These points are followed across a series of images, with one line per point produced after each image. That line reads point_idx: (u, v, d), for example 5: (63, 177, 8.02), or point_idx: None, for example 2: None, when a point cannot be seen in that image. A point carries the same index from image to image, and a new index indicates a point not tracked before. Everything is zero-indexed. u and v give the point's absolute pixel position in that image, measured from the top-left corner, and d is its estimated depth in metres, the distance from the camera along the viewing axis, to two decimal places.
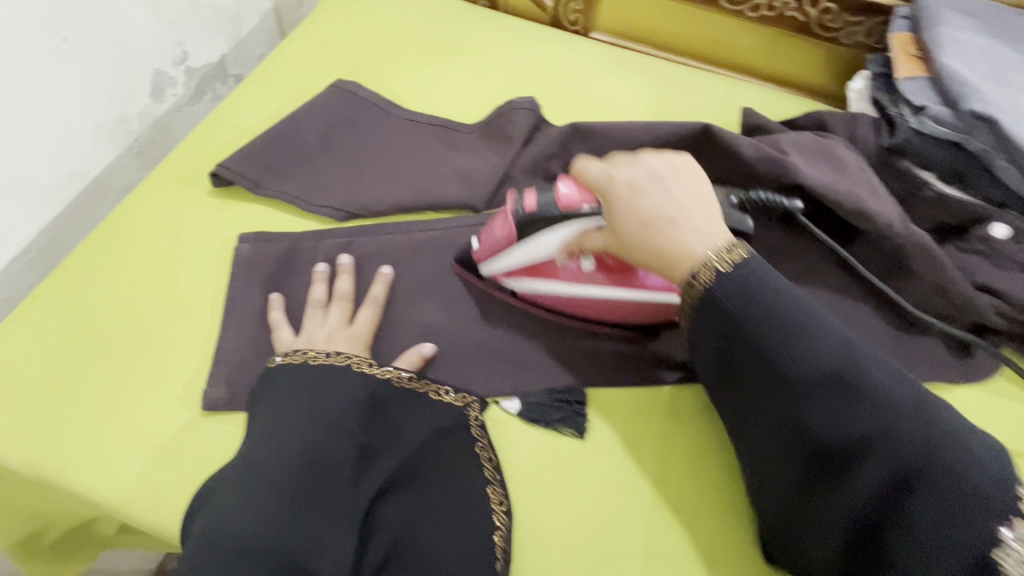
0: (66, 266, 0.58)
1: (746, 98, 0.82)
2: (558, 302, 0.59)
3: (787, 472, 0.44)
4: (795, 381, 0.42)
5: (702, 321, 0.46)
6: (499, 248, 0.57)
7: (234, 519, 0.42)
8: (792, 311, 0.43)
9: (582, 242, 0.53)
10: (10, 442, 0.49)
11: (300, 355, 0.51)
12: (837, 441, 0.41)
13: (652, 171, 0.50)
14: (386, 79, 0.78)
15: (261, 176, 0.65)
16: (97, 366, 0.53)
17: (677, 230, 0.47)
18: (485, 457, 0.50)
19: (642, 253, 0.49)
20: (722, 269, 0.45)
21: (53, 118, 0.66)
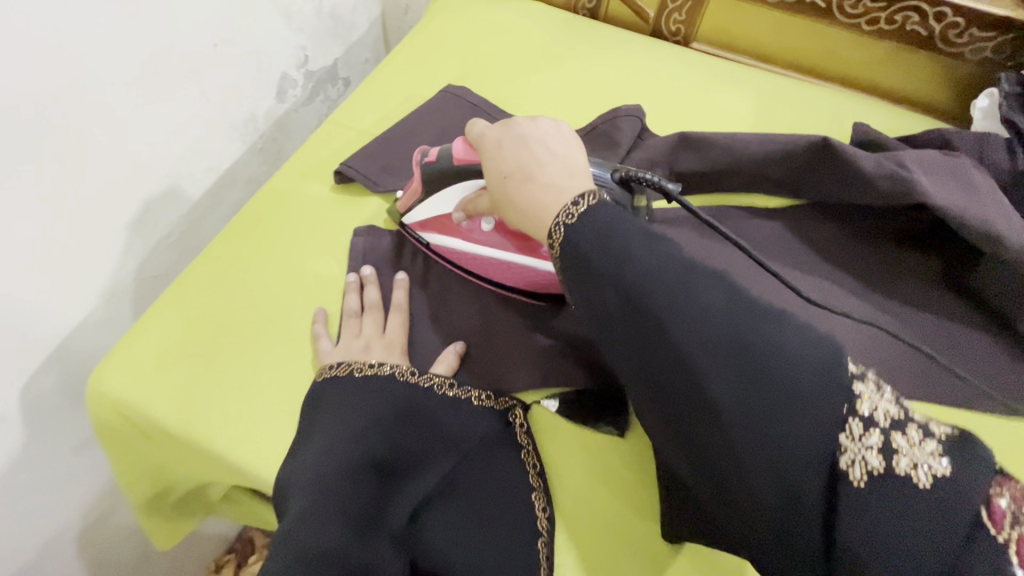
0: (211, 251, 0.65)
1: (855, 112, 0.80)
2: (460, 258, 0.62)
3: (666, 414, 0.38)
4: (634, 320, 0.37)
5: (568, 268, 0.40)
6: (416, 200, 0.63)
7: (315, 528, 0.42)
8: (621, 240, 0.38)
9: (471, 200, 0.56)
10: (169, 406, 0.56)
11: (349, 366, 0.53)
12: (694, 363, 0.35)
13: (521, 131, 0.49)
14: (493, 85, 0.81)
15: (380, 175, 0.69)
16: (238, 342, 0.59)
17: (532, 183, 0.45)
18: (529, 470, 0.51)
19: (510, 210, 0.47)
20: (569, 224, 0.41)
21: (201, 114, 0.73)
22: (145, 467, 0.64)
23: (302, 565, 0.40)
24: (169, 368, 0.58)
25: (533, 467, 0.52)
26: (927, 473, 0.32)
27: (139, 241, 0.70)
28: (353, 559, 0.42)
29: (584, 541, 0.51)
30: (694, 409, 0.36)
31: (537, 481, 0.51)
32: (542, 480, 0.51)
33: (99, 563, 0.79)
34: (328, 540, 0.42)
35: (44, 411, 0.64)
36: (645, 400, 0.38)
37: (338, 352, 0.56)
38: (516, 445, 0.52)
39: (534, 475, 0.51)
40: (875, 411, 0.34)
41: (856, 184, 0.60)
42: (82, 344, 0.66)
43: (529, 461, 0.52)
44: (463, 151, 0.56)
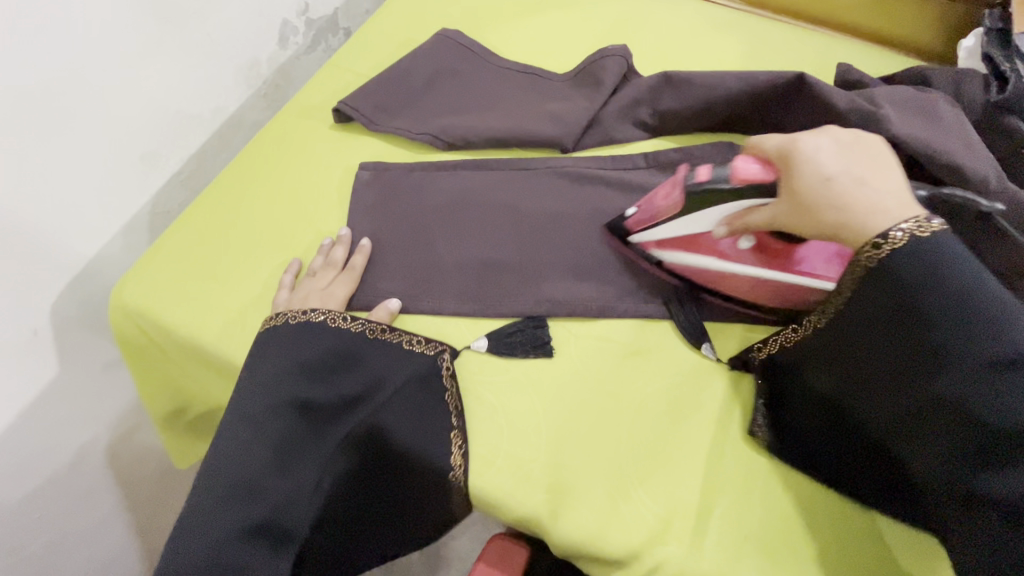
0: (219, 184, 0.69)
1: (843, 54, 0.81)
2: (699, 275, 0.58)
3: (933, 450, 0.41)
4: (948, 362, 0.39)
5: (872, 284, 0.41)
6: (658, 217, 0.57)
7: (232, 466, 0.51)
8: (968, 292, 0.38)
9: (747, 215, 0.50)
10: (181, 319, 0.62)
11: (288, 313, 0.57)
12: (979, 422, 0.38)
13: (840, 140, 0.46)
14: (486, 29, 0.83)
15: (375, 113, 0.72)
16: (243, 265, 0.64)
17: (878, 191, 0.42)
18: (450, 411, 0.54)
19: (820, 215, 0.43)
20: (915, 238, 0.40)
21: (207, 56, 0.77)
22: (162, 383, 0.70)
23: (224, 482, 0.50)
24: (181, 285, 0.63)
25: (454, 409, 0.54)
26: None
27: (153, 177, 0.75)
28: (261, 487, 0.50)
29: (534, 450, 0.53)
30: (963, 453, 0.39)
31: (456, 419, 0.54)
32: (461, 419, 0.54)
33: (125, 479, 0.87)
34: (242, 475, 0.50)
35: (70, 329, 0.70)
36: (896, 416, 0.43)
37: (290, 300, 0.60)
38: (439, 386, 0.55)
39: (455, 415, 0.54)
40: None
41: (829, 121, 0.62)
42: (102, 272, 0.72)
43: (450, 399, 0.55)
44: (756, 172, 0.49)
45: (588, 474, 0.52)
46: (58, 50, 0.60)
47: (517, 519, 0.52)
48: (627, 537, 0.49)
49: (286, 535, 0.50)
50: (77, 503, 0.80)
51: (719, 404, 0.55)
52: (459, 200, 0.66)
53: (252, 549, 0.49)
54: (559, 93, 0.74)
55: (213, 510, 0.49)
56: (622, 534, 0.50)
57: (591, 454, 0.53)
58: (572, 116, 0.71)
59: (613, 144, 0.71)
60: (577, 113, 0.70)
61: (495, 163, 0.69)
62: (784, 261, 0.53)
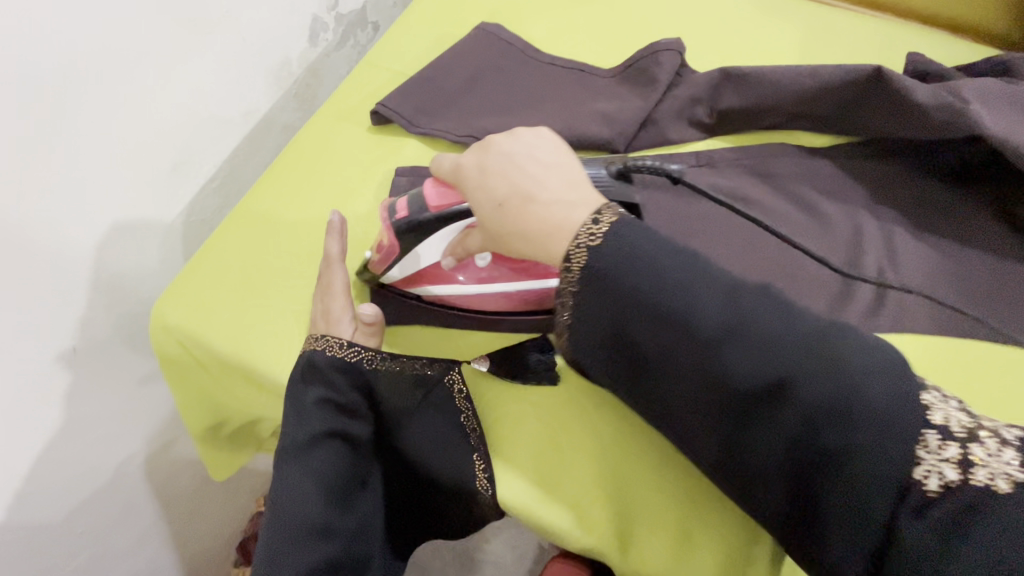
0: (254, 193, 0.67)
1: (911, 43, 0.76)
2: (466, 302, 0.59)
3: (770, 442, 0.37)
4: (697, 335, 0.37)
5: (595, 288, 0.40)
6: (387, 259, 0.57)
7: (298, 504, 0.47)
8: (658, 268, 0.39)
9: (465, 239, 0.53)
10: (221, 335, 0.60)
11: (323, 339, 0.51)
12: (741, 386, 0.37)
13: (506, 154, 0.46)
14: (526, 23, 0.79)
15: (415, 115, 0.69)
16: (283, 277, 0.62)
17: (534, 206, 0.43)
18: (468, 434, 0.52)
19: (517, 241, 0.44)
20: (591, 244, 0.40)
21: (235, 56, 0.74)
22: (201, 398, 0.68)
23: (291, 522, 0.46)
24: (218, 300, 0.61)
25: (473, 431, 0.52)
26: (1004, 479, 0.32)
27: (185, 184, 0.72)
28: (331, 525, 0.47)
29: (580, 477, 0.51)
30: (797, 433, 0.36)
31: (477, 443, 0.51)
32: (482, 442, 0.51)
33: (165, 491, 0.86)
34: (308, 513, 0.46)
35: (107, 343, 0.68)
36: (703, 417, 0.39)
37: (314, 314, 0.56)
38: (453, 407, 0.52)
39: (472, 437, 0.52)
40: (950, 422, 0.33)
41: (908, 118, 0.58)
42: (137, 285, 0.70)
43: (467, 424, 0.52)
44: (437, 195, 0.53)
45: (651, 503, 0.49)
46: (83, 54, 0.58)
47: (581, 549, 0.49)
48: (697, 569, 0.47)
49: (364, 559, 0.49)
50: (116, 516, 0.78)
51: None
52: None
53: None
54: (607, 90, 0.70)
55: (289, 552, 0.46)
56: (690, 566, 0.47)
57: (652, 480, 0.50)
58: (624, 116, 0.66)
59: (667, 144, 0.67)
60: (630, 112, 0.66)
61: None
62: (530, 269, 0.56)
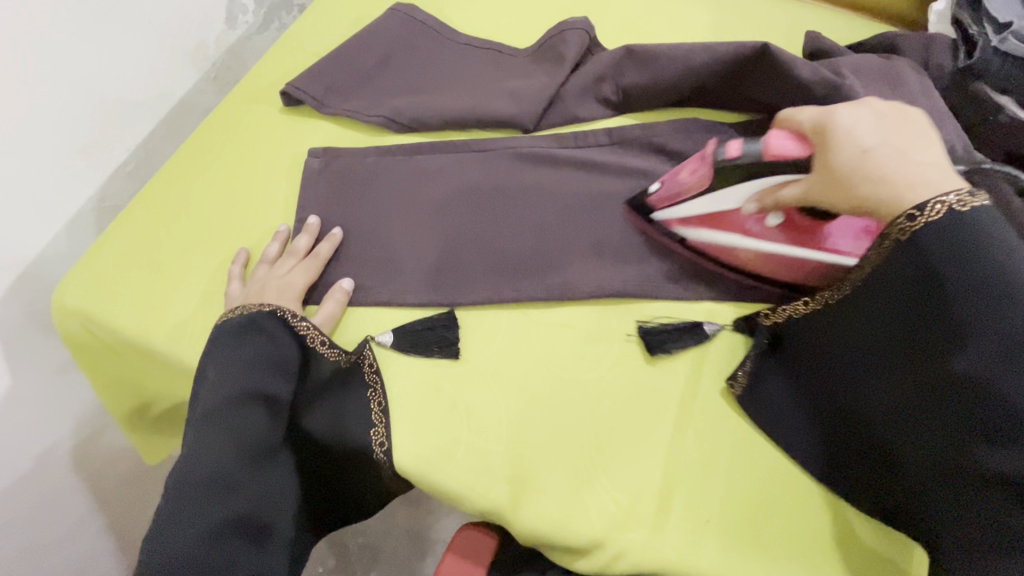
0: (165, 174, 0.66)
1: (813, 21, 0.79)
2: (714, 250, 0.56)
3: (931, 431, 0.41)
4: (983, 345, 0.37)
5: (903, 259, 0.40)
6: (686, 194, 0.53)
7: (202, 464, 0.47)
8: (1015, 274, 0.36)
9: (778, 190, 0.48)
10: (128, 317, 0.59)
11: (238, 309, 0.55)
12: (1019, 405, 0.36)
13: (876, 112, 0.43)
14: (443, 3, 0.79)
15: (326, 95, 0.69)
16: (192, 258, 0.62)
17: (901, 161, 0.41)
18: (372, 406, 0.53)
19: (860, 192, 0.41)
20: (956, 210, 0.38)
21: (146, 39, 0.73)
22: (119, 383, 0.68)
23: (193, 482, 0.47)
24: (126, 283, 0.61)
25: (377, 404, 0.53)
26: None
27: (95, 169, 0.71)
28: (240, 483, 0.48)
29: (474, 444, 0.52)
30: (959, 433, 0.39)
31: (379, 416, 0.53)
32: (385, 417, 0.53)
33: (95, 481, 0.85)
34: (211, 472, 0.47)
35: (19, 331, 0.68)
36: (893, 404, 0.43)
37: (243, 295, 0.57)
38: (362, 381, 0.54)
39: (376, 410, 0.53)
40: None
41: (791, 93, 0.60)
42: (49, 272, 0.69)
43: (373, 399, 0.53)
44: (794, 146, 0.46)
45: (550, 464, 0.51)
46: None
47: (480, 511, 0.51)
48: (591, 525, 0.49)
49: (265, 529, 0.49)
50: (44, 506, 0.78)
51: (684, 387, 0.54)
52: (419, 186, 0.64)
53: (235, 546, 0.47)
54: (517, 69, 0.71)
55: (187, 510, 0.46)
56: (584, 522, 0.49)
57: (553, 442, 0.52)
58: (532, 93, 0.68)
59: (574, 121, 0.69)
60: (538, 90, 0.68)
61: (454, 145, 0.66)
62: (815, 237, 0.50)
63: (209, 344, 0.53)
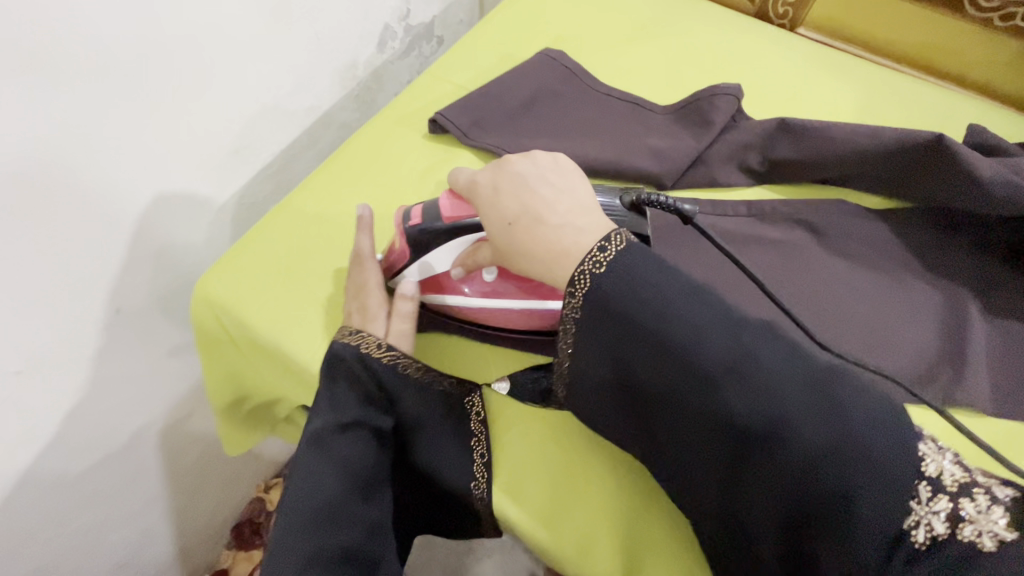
0: (309, 185, 0.69)
1: (973, 115, 0.75)
2: (484, 317, 0.58)
3: (706, 476, 0.42)
4: (702, 373, 0.39)
5: (592, 326, 0.43)
6: (398, 264, 0.56)
7: (322, 489, 0.46)
8: (646, 299, 0.41)
9: (475, 253, 0.52)
10: (255, 314, 0.61)
11: (354, 334, 0.52)
12: (746, 424, 0.38)
13: (520, 173, 0.49)
14: (587, 56, 0.81)
15: (469, 128, 0.70)
16: (322, 267, 0.63)
17: (543, 227, 0.45)
18: (475, 458, 0.51)
19: (517, 259, 0.46)
20: (598, 273, 0.42)
21: (311, 55, 0.77)
22: (228, 375, 0.70)
23: (314, 508, 0.45)
24: (259, 282, 0.63)
25: (481, 456, 0.52)
26: (975, 534, 0.35)
27: (243, 169, 0.75)
28: (355, 513, 0.46)
29: (582, 514, 0.50)
30: (725, 453, 0.40)
31: (481, 471, 0.51)
32: (487, 473, 0.51)
33: (174, 463, 0.87)
34: (331, 499, 0.46)
35: (148, 311, 0.71)
36: (654, 442, 0.45)
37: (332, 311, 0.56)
38: (466, 430, 0.52)
39: (478, 464, 0.51)
40: (933, 470, 0.37)
41: (966, 189, 0.57)
42: (184, 258, 0.72)
43: (477, 449, 0.52)
44: (452, 207, 0.52)
45: (659, 536, 0.50)
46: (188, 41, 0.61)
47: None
48: None
49: (375, 561, 0.47)
50: (124, 481, 0.79)
51: None
52: None
53: None
54: (659, 127, 0.71)
55: (305, 536, 0.44)
56: None
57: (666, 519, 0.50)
58: (673, 152, 0.67)
59: (714, 186, 0.67)
60: (680, 150, 0.67)
61: None
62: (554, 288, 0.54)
63: (325, 359, 0.51)
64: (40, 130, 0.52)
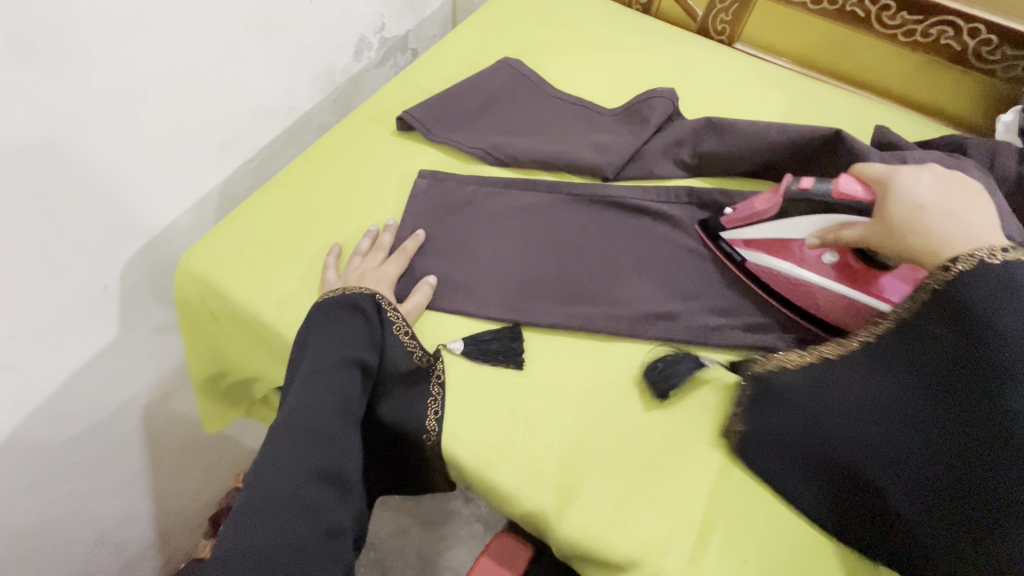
0: (287, 175, 0.76)
1: (884, 119, 0.85)
2: (771, 276, 0.63)
3: (913, 447, 0.45)
4: (990, 365, 0.41)
5: (943, 299, 0.45)
6: (751, 218, 0.63)
7: (310, 410, 0.51)
8: None
9: (842, 229, 0.55)
10: (235, 287, 0.67)
11: (340, 289, 0.61)
12: (999, 416, 0.40)
13: (938, 176, 0.51)
14: (544, 65, 0.90)
15: (433, 125, 0.78)
16: (297, 246, 0.70)
17: (956, 221, 0.48)
18: (429, 413, 0.57)
19: (900, 241, 0.50)
20: (988, 262, 0.44)
21: (292, 60, 0.85)
22: (208, 349, 0.76)
23: (300, 426, 0.50)
24: (239, 259, 0.69)
25: (434, 412, 0.57)
26: None
27: (228, 162, 0.82)
28: (338, 436, 0.51)
29: (521, 462, 0.55)
30: (959, 439, 0.43)
31: (433, 425, 0.57)
32: (438, 428, 0.57)
33: (155, 441, 0.92)
34: (317, 420, 0.51)
35: (135, 289, 0.76)
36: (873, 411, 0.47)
37: (342, 279, 0.64)
38: (426, 389, 0.58)
39: (430, 419, 0.57)
40: None
41: None
42: (169, 242, 0.78)
43: (431, 407, 0.57)
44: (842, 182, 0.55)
45: (597, 482, 0.54)
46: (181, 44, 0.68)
47: (525, 515, 0.54)
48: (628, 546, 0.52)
49: (349, 484, 0.51)
50: (107, 454, 0.84)
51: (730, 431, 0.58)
52: (510, 219, 0.71)
53: (325, 493, 0.49)
54: (604, 125, 0.79)
55: (289, 447, 0.49)
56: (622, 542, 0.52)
57: (601, 465, 0.55)
58: (615, 147, 0.75)
59: (651, 177, 0.75)
60: (621, 145, 0.75)
61: (542, 184, 0.73)
62: (867, 282, 0.57)
63: (318, 309, 0.59)
64: (47, 115, 0.58)
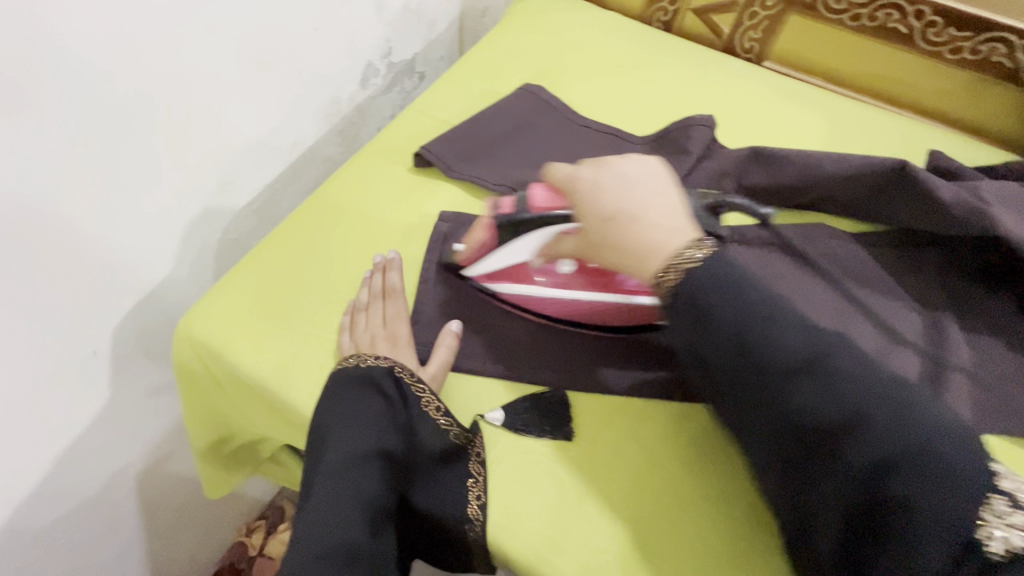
0: (293, 222, 0.69)
1: (931, 141, 0.80)
2: (548, 306, 0.61)
3: (766, 472, 0.42)
4: (771, 366, 0.40)
5: (678, 313, 0.43)
6: (478, 252, 0.61)
7: (333, 521, 0.44)
8: (772, 320, 0.41)
9: (557, 243, 0.56)
10: (240, 352, 0.60)
11: (356, 360, 0.54)
12: (808, 419, 0.38)
13: (616, 172, 0.51)
14: (565, 90, 0.84)
15: (453, 161, 0.72)
16: (309, 301, 0.63)
17: (642, 224, 0.47)
18: (471, 499, 0.51)
19: (613, 252, 0.49)
20: (691, 269, 0.43)
21: (296, 92, 0.78)
22: (211, 414, 0.68)
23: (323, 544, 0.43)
24: (244, 319, 0.62)
25: (476, 498, 0.51)
26: None
27: (227, 204, 0.75)
28: (366, 549, 0.44)
29: (578, 550, 0.49)
30: (784, 454, 0.40)
31: (476, 512, 0.50)
32: (482, 514, 0.50)
33: (152, 507, 0.83)
34: (342, 533, 0.44)
35: (127, 350, 0.69)
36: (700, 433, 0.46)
37: (355, 342, 0.57)
38: (465, 470, 0.52)
39: (473, 506, 0.50)
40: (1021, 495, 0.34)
41: (927, 212, 0.60)
42: (164, 295, 0.71)
43: (472, 491, 0.51)
44: (544, 199, 0.57)
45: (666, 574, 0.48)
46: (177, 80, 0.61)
47: None
48: None
49: None
50: (99, 528, 0.76)
51: None
52: None
53: None
54: (637, 156, 0.73)
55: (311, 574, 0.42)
56: None
57: (668, 552, 0.49)
58: None
59: None
60: None
61: None
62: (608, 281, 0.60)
63: (333, 388, 0.52)
64: (26, 168, 0.51)
